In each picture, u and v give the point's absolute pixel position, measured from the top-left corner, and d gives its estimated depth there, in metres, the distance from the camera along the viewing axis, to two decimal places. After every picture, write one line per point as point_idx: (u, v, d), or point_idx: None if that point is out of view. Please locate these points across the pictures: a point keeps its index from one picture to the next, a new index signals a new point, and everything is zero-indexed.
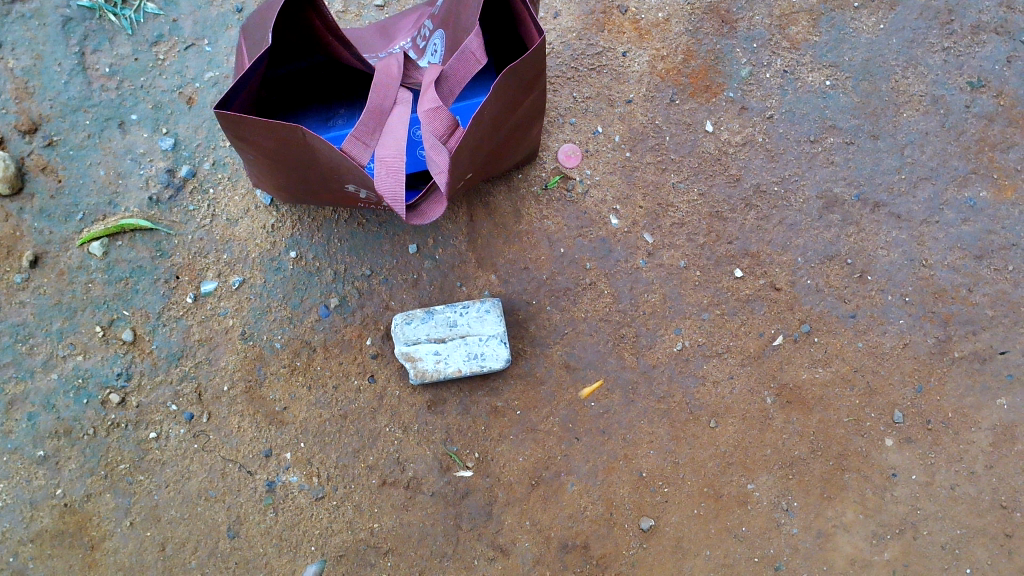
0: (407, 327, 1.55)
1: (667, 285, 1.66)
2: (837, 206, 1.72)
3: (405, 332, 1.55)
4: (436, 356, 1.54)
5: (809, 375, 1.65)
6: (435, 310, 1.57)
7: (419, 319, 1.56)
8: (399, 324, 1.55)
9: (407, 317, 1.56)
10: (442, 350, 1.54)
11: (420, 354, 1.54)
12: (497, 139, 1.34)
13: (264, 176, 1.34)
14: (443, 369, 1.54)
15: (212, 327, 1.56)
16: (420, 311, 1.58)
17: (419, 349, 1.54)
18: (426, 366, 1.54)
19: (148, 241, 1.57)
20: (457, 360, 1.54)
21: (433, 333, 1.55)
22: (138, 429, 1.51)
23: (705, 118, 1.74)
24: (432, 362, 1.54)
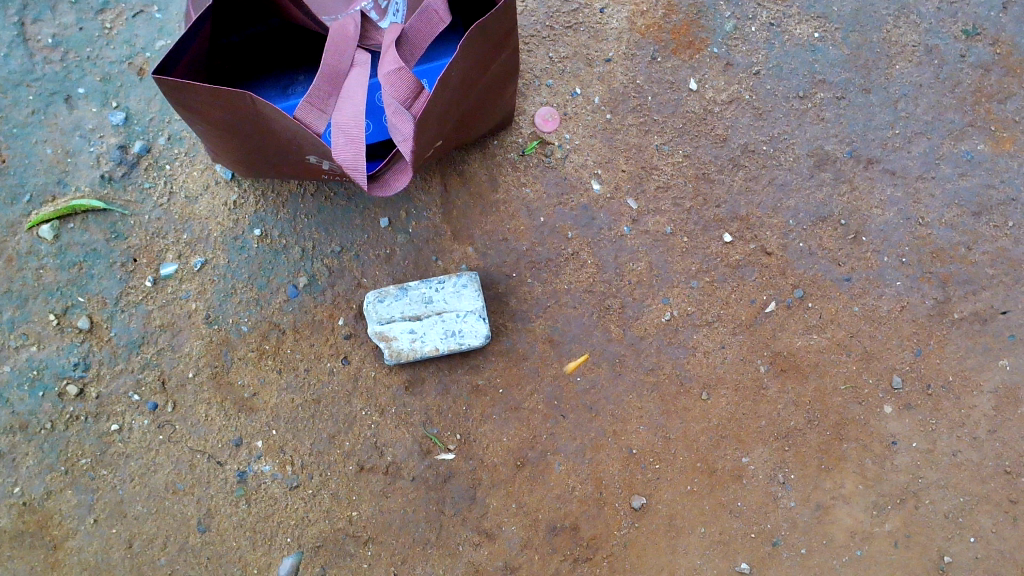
0: (379, 304, 1.47)
1: (653, 252, 1.59)
2: (829, 164, 1.64)
3: (377, 309, 1.47)
4: (412, 336, 1.46)
5: (804, 342, 1.58)
6: (410, 285, 1.49)
7: (392, 295, 1.48)
8: (369, 301, 1.47)
9: (378, 294, 1.48)
10: (418, 328, 1.47)
11: (395, 334, 1.46)
12: (467, 103, 1.25)
13: (221, 148, 1.24)
14: (420, 349, 1.46)
15: (174, 311, 1.47)
16: (394, 287, 1.49)
17: (394, 328, 1.46)
18: (400, 346, 1.46)
19: (102, 222, 1.47)
20: (435, 338, 1.47)
21: (408, 311, 1.48)
22: (99, 421, 1.43)
23: (688, 76, 1.65)
24: (407, 341, 1.46)
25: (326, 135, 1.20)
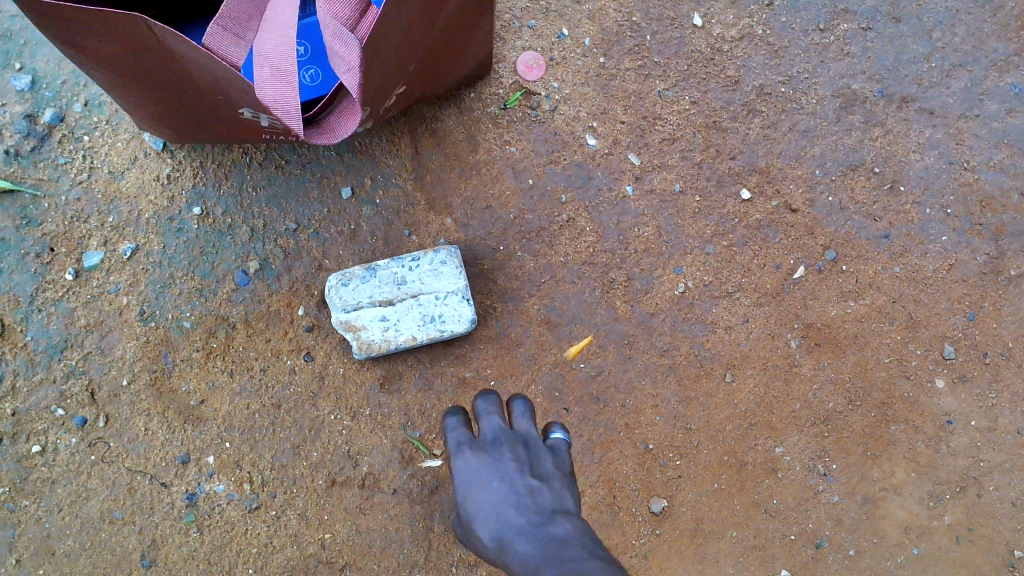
0: (343, 288, 1.25)
1: (662, 215, 1.37)
2: (858, 105, 1.42)
3: (340, 294, 1.25)
4: (384, 324, 1.25)
5: (839, 312, 1.37)
6: (378, 263, 1.27)
7: (358, 277, 1.26)
8: (331, 284, 1.25)
9: (341, 276, 1.26)
10: (390, 315, 1.25)
11: (363, 323, 1.24)
12: (433, 37, 1.03)
13: (128, 101, 1.02)
14: (394, 340, 1.24)
15: (102, 308, 1.24)
16: (359, 267, 1.27)
17: (362, 316, 1.24)
18: (371, 337, 1.24)
19: (10, 207, 1.23)
20: (411, 325, 1.25)
21: (378, 295, 1.25)
22: (17, 443, 1.21)
23: (691, 10, 1.42)
24: (379, 331, 1.24)
25: (247, 70, 0.99)
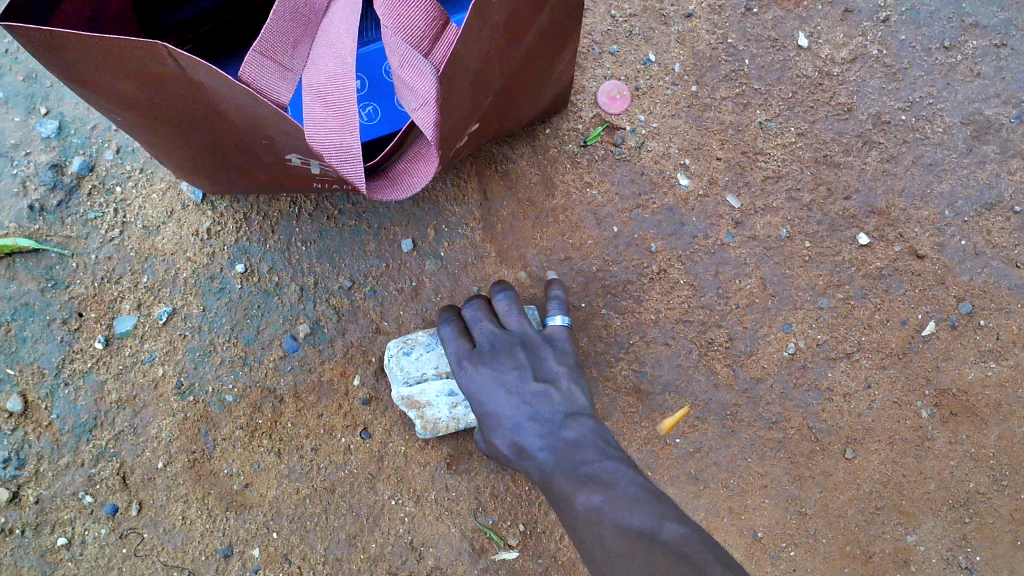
0: (404, 358, 1.09)
1: (766, 264, 1.19)
2: (992, 134, 1.23)
3: (401, 365, 1.09)
4: (452, 398, 1.08)
5: (979, 375, 1.18)
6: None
7: (421, 344, 1.10)
8: (390, 353, 1.09)
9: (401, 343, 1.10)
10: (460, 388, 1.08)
11: (428, 399, 1.08)
12: (512, 63, 0.87)
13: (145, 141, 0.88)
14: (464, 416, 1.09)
15: (134, 381, 1.10)
16: (423, 333, 1.11)
17: (427, 390, 1.08)
18: (436, 414, 1.08)
19: (34, 267, 1.10)
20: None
21: (445, 366, 1.09)
22: (41, 535, 1.07)
23: (795, 29, 1.24)
24: (446, 408, 1.08)
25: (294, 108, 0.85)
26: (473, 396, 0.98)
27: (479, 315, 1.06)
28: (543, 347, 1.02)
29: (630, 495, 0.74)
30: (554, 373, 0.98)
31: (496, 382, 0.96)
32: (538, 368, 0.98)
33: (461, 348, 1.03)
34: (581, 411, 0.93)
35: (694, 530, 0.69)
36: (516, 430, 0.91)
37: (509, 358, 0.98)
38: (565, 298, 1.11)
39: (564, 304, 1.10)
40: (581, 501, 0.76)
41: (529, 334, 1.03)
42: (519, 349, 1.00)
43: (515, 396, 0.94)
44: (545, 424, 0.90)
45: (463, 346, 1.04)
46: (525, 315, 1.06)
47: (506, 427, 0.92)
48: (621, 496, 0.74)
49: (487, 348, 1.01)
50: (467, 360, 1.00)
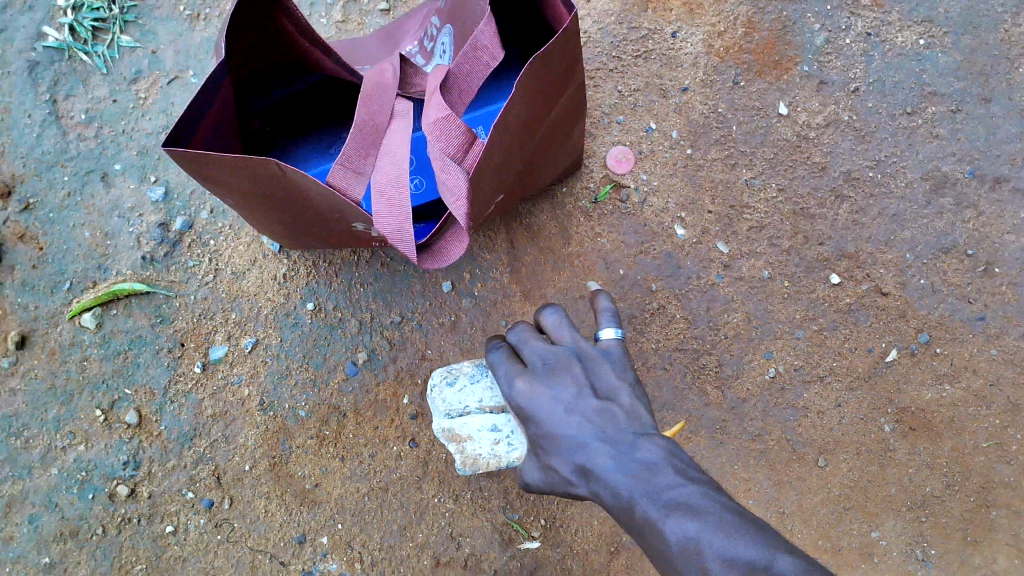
0: (448, 391, 1.20)
1: (751, 301, 1.40)
2: (948, 187, 1.43)
3: (446, 397, 1.20)
4: (492, 433, 1.15)
5: (934, 396, 1.38)
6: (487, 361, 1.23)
7: (465, 377, 1.22)
8: (437, 385, 1.21)
9: (447, 376, 1.22)
10: (499, 423, 1.15)
11: (469, 432, 1.16)
12: (531, 150, 1.09)
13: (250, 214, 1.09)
14: (504, 452, 1.14)
15: (226, 399, 1.35)
16: (467, 366, 1.24)
17: (468, 423, 1.17)
18: (476, 449, 1.15)
19: (146, 307, 1.35)
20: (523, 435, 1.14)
21: (487, 402, 1.19)
22: (153, 523, 1.32)
23: (777, 100, 1.45)
24: (486, 444, 1.15)
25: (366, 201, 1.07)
26: (529, 418, 0.89)
27: (527, 334, 0.98)
28: (600, 363, 0.91)
29: (696, 494, 0.74)
30: (613, 387, 0.88)
31: (554, 400, 0.87)
32: (598, 384, 0.88)
33: (512, 368, 0.95)
34: (652, 431, 0.83)
35: (762, 531, 0.69)
36: (581, 452, 0.82)
37: (565, 373, 0.90)
38: (616, 313, 1.01)
39: (616, 318, 1.00)
40: (669, 530, 0.72)
41: (583, 348, 0.94)
42: (576, 363, 0.91)
43: (577, 414, 0.85)
44: (613, 445, 0.81)
45: (513, 365, 0.96)
46: (576, 329, 0.98)
47: (569, 449, 0.83)
48: (694, 501, 0.73)
49: (540, 366, 0.92)
50: (519, 376, 0.92)
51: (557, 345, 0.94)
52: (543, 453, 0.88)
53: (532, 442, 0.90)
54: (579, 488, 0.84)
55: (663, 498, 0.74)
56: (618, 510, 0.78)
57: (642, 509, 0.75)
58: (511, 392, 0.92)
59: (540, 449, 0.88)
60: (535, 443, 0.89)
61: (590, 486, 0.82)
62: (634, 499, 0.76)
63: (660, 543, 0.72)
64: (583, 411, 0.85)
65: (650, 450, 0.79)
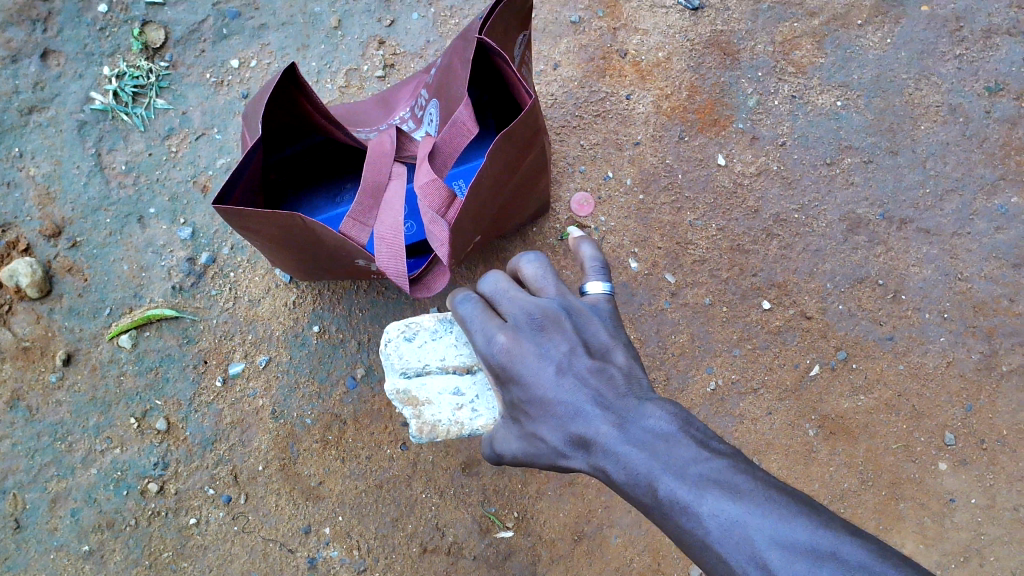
0: (407, 347, 1.21)
1: (694, 323, 1.63)
2: (862, 227, 1.67)
3: (404, 353, 1.21)
4: (453, 397, 1.19)
5: (852, 404, 1.62)
6: (449, 317, 1.22)
7: (426, 334, 1.22)
8: (393, 341, 1.21)
9: (405, 331, 1.22)
10: (462, 386, 1.19)
11: (428, 395, 1.20)
12: (502, 200, 1.32)
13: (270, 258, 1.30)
14: (463, 419, 1.17)
15: (242, 409, 1.56)
16: (429, 321, 1.23)
17: (428, 384, 1.20)
18: (435, 414, 1.18)
19: (175, 329, 1.56)
20: (485, 402, 1.18)
21: (449, 363, 1.20)
22: (179, 515, 1.53)
23: (716, 152, 1.69)
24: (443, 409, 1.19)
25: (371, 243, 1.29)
26: (517, 380, 0.87)
27: (508, 284, 0.93)
28: (588, 316, 0.92)
29: (722, 469, 0.75)
30: (605, 343, 0.91)
31: (545, 361, 0.86)
32: (591, 340, 0.90)
33: (490, 325, 0.91)
34: (648, 391, 0.86)
35: (789, 496, 0.72)
36: (580, 417, 0.83)
37: (555, 331, 0.89)
38: (603, 263, 1.00)
39: (604, 270, 1.00)
40: (707, 512, 0.72)
41: (570, 301, 0.93)
42: (564, 318, 0.90)
43: (571, 375, 0.86)
44: (617, 414, 0.82)
45: (491, 321, 0.92)
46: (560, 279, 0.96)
47: (566, 416, 0.84)
48: (722, 476, 0.74)
49: (525, 323, 0.90)
50: (500, 331, 0.90)
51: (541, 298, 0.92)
52: (533, 420, 0.88)
53: (516, 406, 0.90)
54: (574, 458, 0.84)
55: (689, 476, 0.75)
56: (630, 485, 0.79)
57: (665, 488, 0.75)
58: (492, 350, 0.90)
59: (528, 414, 0.88)
60: (522, 407, 0.89)
61: (590, 457, 0.83)
62: (654, 476, 0.77)
63: (697, 531, 0.72)
64: (577, 374, 0.86)
65: (657, 414, 0.81)
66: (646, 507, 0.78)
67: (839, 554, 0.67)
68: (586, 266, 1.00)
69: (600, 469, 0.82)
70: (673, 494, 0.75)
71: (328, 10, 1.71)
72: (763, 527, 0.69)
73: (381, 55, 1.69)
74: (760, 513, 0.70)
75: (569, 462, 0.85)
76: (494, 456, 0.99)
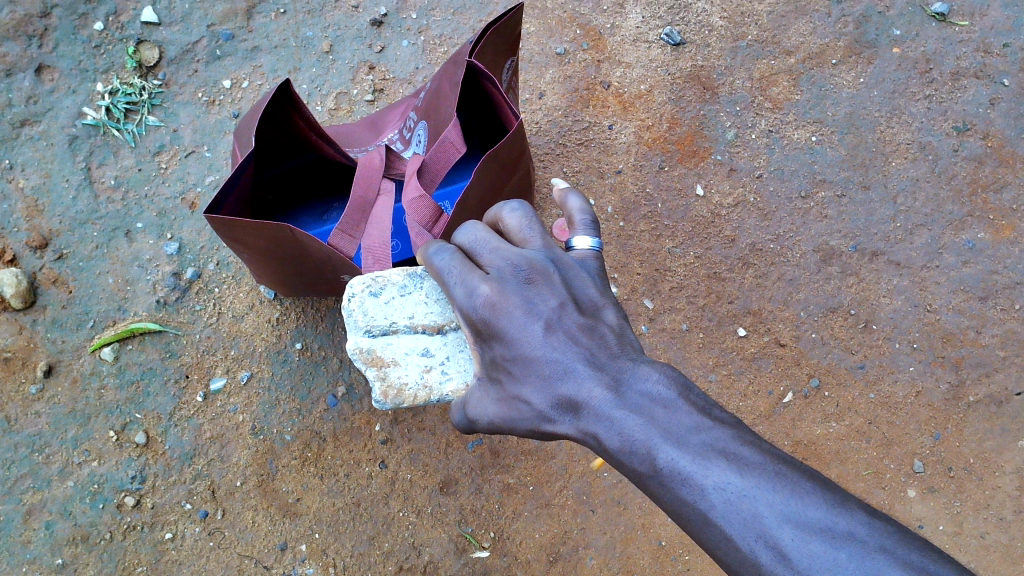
0: (372, 302, 1.11)
1: (671, 348, 1.66)
2: (835, 258, 1.72)
3: (368, 309, 1.11)
4: (422, 359, 1.11)
5: (823, 431, 1.66)
6: (420, 271, 1.13)
7: (394, 288, 1.12)
8: (358, 295, 1.11)
9: (371, 285, 1.12)
10: (432, 348, 1.11)
11: (394, 356, 1.11)
12: None
13: (258, 271, 1.31)
14: (433, 383, 1.09)
15: (222, 424, 1.56)
16: (397, 274, 1.13)
17: (394, 345, 1.11)
18: (401, 377, 1.10)
19: (158, 343, 1.57)
20: (457, 364, 1.10)
21: (420, 321, 1.11)
22: (154, 530, 1.51)
23: (694, 183, 1.74)
24: (409, 372, 1.10)
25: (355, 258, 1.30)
26: (504, 337, 0.87)
27: (491, 235, 0.92)
28: (575, 270, 0.93)
29: (725, 439, 0.78)
30: (592, 300, 0.92)
31: (534, 317, 0.87)
32: (579, 296, 0.91)
33: (472, 276, 0.89)
34: (635, 352, 0.89)
35: (797, 471, 0.76)
36: (570, 377, 0.85)
37: (543, 284, 0.89)
38: (591, 217, 1.01)
39: (593, 226, 1.00)
40: (711, 482, 0.75)
41: (555, 253, 0.93)
42: (552, 271, 0.90)
43: (561, 334, 0.87)
44: (610, 376, 0.85)
45: (472, 272, 0.90)
46: (545, 229, 0.96)
47: (556, 377, 0.86)
48: (726, 446, 0.78)
49: (511, 275, 0.89)
50: (484, 282, 0.88)
51: (526, 249, 0.91)
52: (516, 380, 0.88)
53: (497, 363, 0.90)
54: (560, 422, 0.86)
55: (691, 444, 0.78)
56: (626, 452, 0.81)
57: (666, 457, 0.78)
58: (474, 303, 0.88)
59: (513, 372, 0.88)
60: (505, 365, 0.89)
61: (581, 421, 0.85)
62: (653, 445, 0.79)
63: (702, 505, 0.75)
64: (567, 332, 0.87)
65: (653, 379, 0.84)
66: (643, 479, 0.80)
67: (855, 536, 0.71)
68: (575, 219, 1.00)
69: (591, 433, 0.84)
70: (677, 464, 0.77)
71: (320, 35, 1.76)
72: (773, 503, 0.73)
73: (371, 79, 1.75)
74: (771, 489, 0.74)
75: (553, 424, 0.87)
76: (464, 423, 1.00)
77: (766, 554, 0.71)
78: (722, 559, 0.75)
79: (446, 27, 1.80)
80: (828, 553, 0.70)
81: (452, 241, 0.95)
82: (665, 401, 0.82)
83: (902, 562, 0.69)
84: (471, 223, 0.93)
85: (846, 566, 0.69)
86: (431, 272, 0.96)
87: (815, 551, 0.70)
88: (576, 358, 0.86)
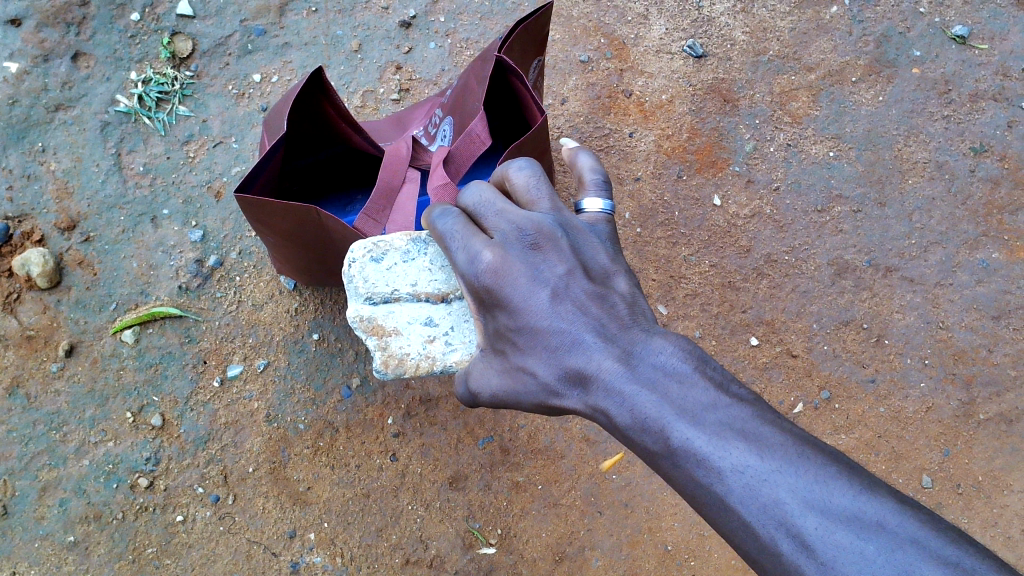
0: (373, 268, 1.12)
1: None
2: (849, 272, 1.73)
3: (369, 276, 1.12)
4: (425, 329, 1.13)
5: (833, 442, 1.67)
6: (423, 237, 1.14)
7: (396, 254, 1.14)
8: (360, 262, 1.12)
9: (372, 250, 1.13)
10: (435, 317, 1.14)
11: (396, 325, 1.13)
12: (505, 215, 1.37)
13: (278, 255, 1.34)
14: (436, 353, 1.12)
15: (237, 410, 1.58)
16: (399, 239, 1.14)
17: (395, 313, 1.13)
18: (402, 346, 1.13)
19: (178, 327, 1.59)
20: (461, 336, 1.13)
21: (423, 289, 1.13)
22: (166, 512, 1.53)
23: (712, 193, 1.76)
24: (410, 343, 1.13)
25: None
26: (510, 306, 0.89)
27: (493, 197, 0.92)
28: (584, 235, 0.94)
29: (744, 419, 0.79)
30: (603, 267, 0.93)
31: (541, 285, 0.88)
32: (588, 262, 0.92)
33: (475, 242, 0.90)
34: (645, 321, 0.91)
35: (819, 453, 0.77)
36: (579, 349, 0.87)
37: (549, 250, 0.90)
38: (603, 177, 1.03)
39: (603, 185, 1.03)
40: (727, 461, 0.76)
41: (564, 218, 0.94)
42: (560, 236, 0.91)
43: (569, 304, 0.88)
44: (619, 349, 0.86)
45: (476, 237, 0.91)
46: (553, 190, 0.96)
47: (565, 349, 0.88)
48: (742, 425, 0.79)
49: (516, 240, 0.90)
50: (488, 248, 0.89)
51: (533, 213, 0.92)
52: (522, 351, 0.90)
53: (502, 334, 0.92)
54: (568, 396, 0.89)
55: (707, 423, 0.79)
56: (638, 428, 0.83)
57: (681, 436, 0.79)
58: (477, 269, 0.90)
59: (518, 345, 0.91)
60: (510, 335, 0.91)
61: (590, 395, 0.87)
62: (667, 423, 0.80)
63: (719, 488, 0.76)
64: (576, 301, 0.89)
65: (665, 353, 0.86)
66: (657, 458, 0.82)
67: (885, 525, 0.71)
68: (587, 179, 1.03)
69: (600, 408, 0.86)
70: (693, 444, 0.78)
71: (349, 34, 1.80)
72: (797, 490, 0.73)
73: (398, 79, 1.79)
74: (793, 473, 0.74)
75: (562, 399, 0.89)
76: (467, 395, 1.02)
77: (787, 543, 0.72)
78: (740, 544, 0.76)
79: (472, 32, 1.85)
80: (855, 545, 0.70)
81: (455, 203, 0.96)
82: (673, 374, 0.84)
83: (935, 556, 0.69)
84: (473, 185, 0.93)
85: (874, 560, 0.69)
86: (433, 236, 0.98)
87: (840, 542, 0.70)
88: (585, 329, 0.88)
